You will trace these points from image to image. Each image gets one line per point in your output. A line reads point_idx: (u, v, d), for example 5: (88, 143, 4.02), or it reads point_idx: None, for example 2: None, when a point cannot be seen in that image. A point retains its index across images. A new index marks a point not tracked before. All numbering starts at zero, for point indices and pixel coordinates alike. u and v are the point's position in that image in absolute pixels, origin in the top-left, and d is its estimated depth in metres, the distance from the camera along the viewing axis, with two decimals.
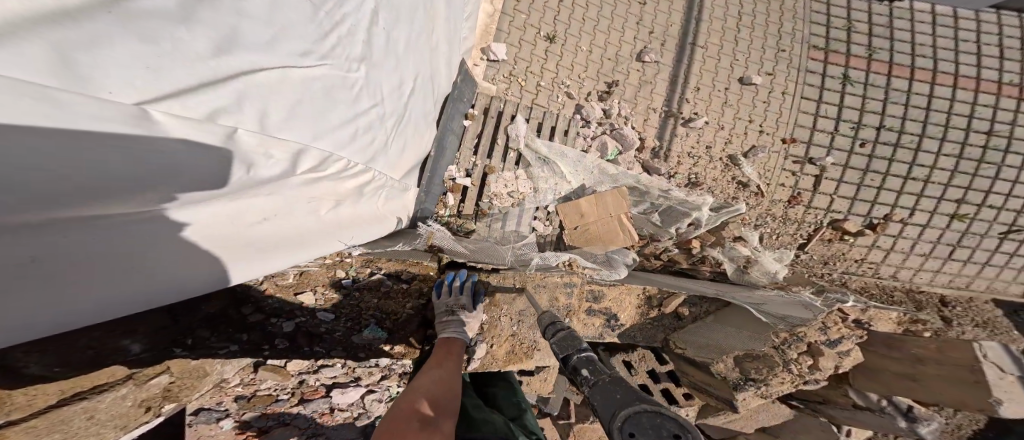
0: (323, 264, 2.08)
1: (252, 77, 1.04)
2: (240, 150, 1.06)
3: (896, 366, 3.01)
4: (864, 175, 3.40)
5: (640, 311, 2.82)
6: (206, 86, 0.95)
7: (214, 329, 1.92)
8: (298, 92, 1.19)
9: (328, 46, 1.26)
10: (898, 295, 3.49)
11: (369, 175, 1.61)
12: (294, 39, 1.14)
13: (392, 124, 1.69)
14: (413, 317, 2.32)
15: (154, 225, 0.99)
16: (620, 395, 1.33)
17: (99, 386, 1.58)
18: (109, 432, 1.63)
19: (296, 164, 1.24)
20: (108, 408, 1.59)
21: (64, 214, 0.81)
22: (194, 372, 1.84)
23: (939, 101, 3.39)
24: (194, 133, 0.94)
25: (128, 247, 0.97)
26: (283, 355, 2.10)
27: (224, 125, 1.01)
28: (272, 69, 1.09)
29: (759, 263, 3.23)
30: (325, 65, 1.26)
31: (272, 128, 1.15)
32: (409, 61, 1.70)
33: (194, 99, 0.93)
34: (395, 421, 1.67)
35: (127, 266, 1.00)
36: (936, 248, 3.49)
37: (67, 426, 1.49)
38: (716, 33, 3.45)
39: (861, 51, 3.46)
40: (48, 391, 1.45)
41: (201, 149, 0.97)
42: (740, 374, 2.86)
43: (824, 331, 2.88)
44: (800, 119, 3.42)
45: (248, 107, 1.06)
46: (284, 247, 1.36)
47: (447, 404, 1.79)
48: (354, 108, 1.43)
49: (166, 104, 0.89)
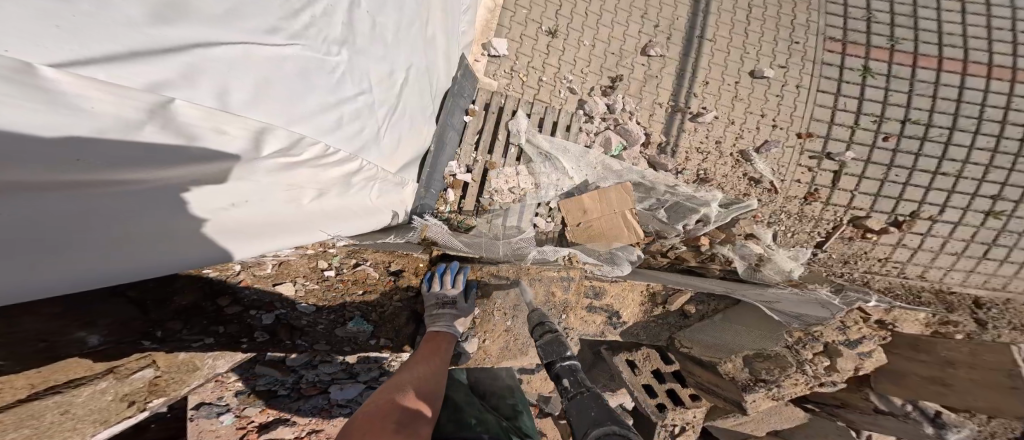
0: (304, 255, 2.01)
1: (207, 52, 0.92)
2: (178, 121, 0.94)
3: (924, 370, 2.85)
4: (889, 171, 3.26)
5: (643, 308, 2.76)
6: (145, 54, 0.83)
7: (186, 322, 1.91)
8: (268, 71, 1.08)
9: (302, 24, 1.15)
10: (927, 295, 3.32)
11: (357, 164, 1.55)
12: (261, 13, 1.03)
13: (382, 113, 1.65)
14: (402, 311, 2.31)
15: (152, 195, 1.07)
16: (594, 414, 1.38)
17: (76, 379, 1.77)
18: (86, 425, 1.87)
19: (258, 145, 1.14)
20: (84, 402, 1.81)
21: (57, 184, 0.88)
22: (181, 367, 2.00)
23: (972, 93, 3.23)
24: (108, 98, 0.81)
25: (123, 217, 1.06)
26: (261, 347, 2.10)
27: (160, 95, 0.87)
28: (231, 43, 0.97)
29: (772, 261, 3.16)
30: (299, 45, 1.15)
31: (236, 106, 1.02)
32: (398, 50, 1.67)
33: (127, 68, 0.80)
34: (371, 416, 1.64)
35: (122, 234, 1.09)
36: (969, 248, 3.32)
37: (38, 420, 1.72)
38: (726, 26, 3.35)
39: (883, 41, 3.31)
40: (17, 386, 1.64)
41: (125, 121, 0.86)
42: (750, 374, 2.77)
43: (842, 330, 2.85)
44: (816, 113, 3.30)
45: (202, 83, 0.93)
46: (248, 230, 1.38)
47: (429, 404, 1.77)
48: (338, 93, 1.34)
49: (90, 70, 0.76)
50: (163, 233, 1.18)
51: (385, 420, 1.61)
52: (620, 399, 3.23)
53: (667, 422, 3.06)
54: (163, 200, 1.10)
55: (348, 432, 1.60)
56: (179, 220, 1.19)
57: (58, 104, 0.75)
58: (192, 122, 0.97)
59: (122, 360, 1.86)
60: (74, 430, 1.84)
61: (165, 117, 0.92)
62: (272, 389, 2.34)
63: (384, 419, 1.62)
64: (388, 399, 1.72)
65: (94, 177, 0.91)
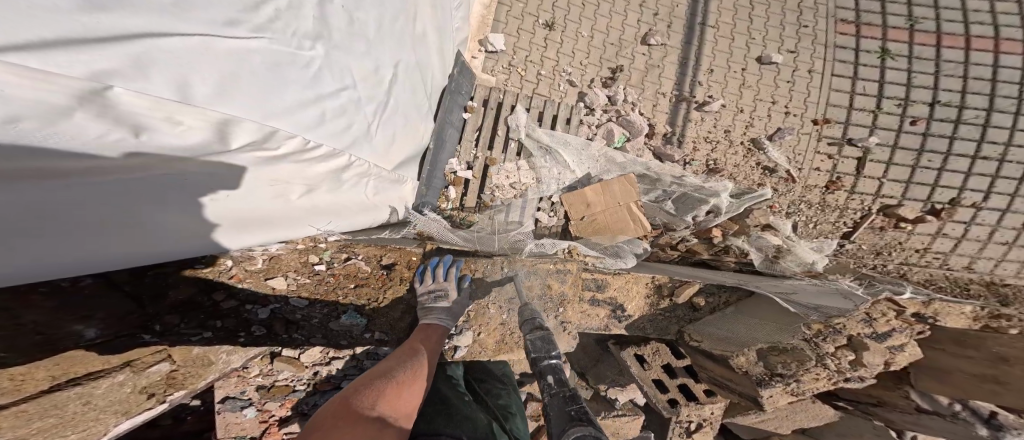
0: (295, 250, 2.06)
1: (158, 43, 0.93)
2: (119, 110, 0.93)
3: (972, 367, 2.59)
4: (920, 156, 3.11)
5: (650, 300, 2.72)
6: (83, 42, 0.81)
7: (183, 316, 2.01)
8: (233, 64, 1.11)
9: (267, 17, 1.18)
10: (976, 287, 3.14)
11: (344, 159, 1.61)
12: (219, 5, 1.05)
13: (372, 109, 1.71)
14: (396, 304, 2.35)
15: (152, 188, 1.17)
16: (573, 414, 1.41)
17: (95, 372, 1.86)
18: (108, 415, 1.96)
19: (225, 136, 1.18)
20: (104, 394, 1.90)
21: (66, 177, 0.97)
22: (196, 361, 2.09)
23: (1008, 71, 3.07)
24: (29, 83, 0.77)
25: (125, 207, 1.16)
26: (258, 342, 2.20)
27: (98, 83, 0.86)
28: (187, 35, 0.98)
29: (792, 252, 3.03)
30: (265, 38, 1.18)
31: (199, 100, 1.05)
32: (381, 46, 1.72)
33: (63, 56, 0.78)
34: (345, 402, 1.72)
35: (125, 222, 1.20)
36: (1020, 236, 3.12)
37: (61, 410, 1.82)
38: (728, 11, 3.28)
39: (901, 21, 3.17)
40: (37, 378, 1.73)
41: (49, 106, 0.83)
42: (765, 369, 2.59)
43: (867, 322, 2.71)
44: (832, 98, 3.18)
45: (157, 75, 0.95)
46: (238, 222, 1.48)
47: (408, 398, 1.81)
48: (315, 88, 1.39)
49: (19, 56, 0.73)
50: (153, 221, 1.26)
51: (361, 407, 1.69)
52: (631, 395, 3.08)
53: (683, 418, 2.98)
54: (163, 193, 1.21)
55: (324, 413, 1.69)
56: (161, 212, 1.25)
57: None
58: (139, 112, 0.97)
59: (138, 353, 1.95)
60: (96, 420, 1.94)
61: (103, 105, 0.90)
62: (289, 384, 2.37)
63: (359, 405, 1.70)
64: (368, 387, 1.79)
65: (54, 166, 0.93)
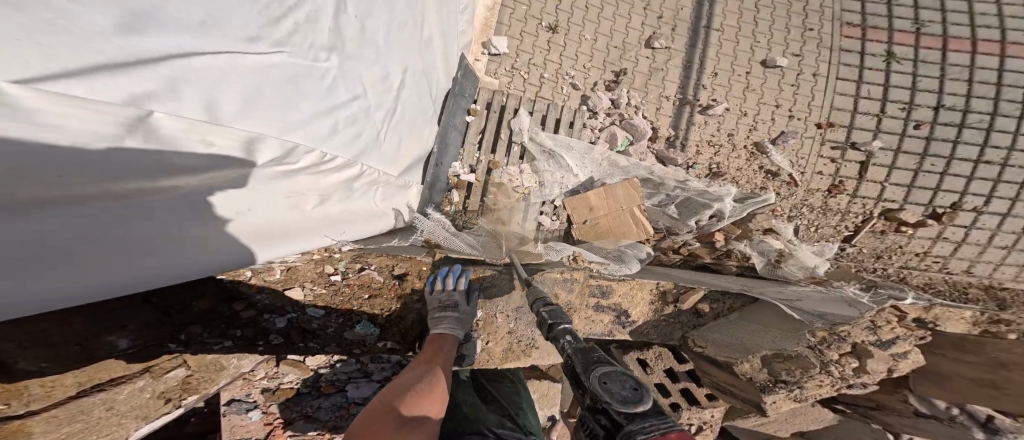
0: (311, 260, 2.10)
1: (189, 63, 0.97)
2: (161, 134, 0.98)
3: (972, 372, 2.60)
4: (922, 161, 3.11)
5: (653, 307, 2.65)
6: (122, 66, 0.86)
7: (206, 325, 2.01)
8: (255, 79, 1.14)
9: (286, 32, 1.20)
10: (975, 291, 3.05)
11: (357, 169, 1.61)
12: (243, 24, 1.08)
13: (381, 116, 1.71)
14: (408, 314, 2.30)
15: (173, 206, 1.16)
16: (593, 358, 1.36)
17: (117, 378, 1.82)
18: (130, 420, 1.90)
19: (252, 154, 1.20)
20: (126, 399, 1.86)
21: (88, 195, 0.96)
22: (210, 366, 2.02)
23: (1012, 75, 3.07)
24: (86, 112, 0.83)
25: (146, 228, 1.14)
26: (276, 351, 2.16)
27: (144, 109, 0.91)
28: (214, 54, 1.01)
29: (794, 256, 3.01)
30: (284, 52, 1.21)
31: (226, 119, 1.08)
32: (391, 53, 1.71)
33: (108, 81, 0.84)
34: (363, 421, 1.67)
35: (146, 245, 1.18)
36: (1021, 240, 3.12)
37: (87, 415, 1.78)
38: (733, 14, 3.28)
39: (906, 25, 3.17)
40: (66, 384, 1.71)
41: (104, 135, 0.90)
42: (769, 375, 2.60)
43: (873, 330, 2.60)
44: (837, 102, 3.18)
45: (187, 94, 0.98)
46: (257, 236, 1.46)
47: (428, 407, 1.74)
48: (330, 99, 1.40)
49: (65, 84, 0.78)
50: (174, 242, 1.24)
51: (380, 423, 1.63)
52: None
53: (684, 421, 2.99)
54: (182, 211, 1.19)
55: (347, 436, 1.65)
56: (182, 231, 1.23)
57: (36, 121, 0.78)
58: (178, 135, 1.01)
59: (156, 360, 1.90)
60: (119, 425, 1.88)
61: (147, 130, 0.96)
62: (293, 387, 2.36)
63: (379, 422, 1.63)
64: (384, 404, 1.72)
65: (52, 195, 0.91)
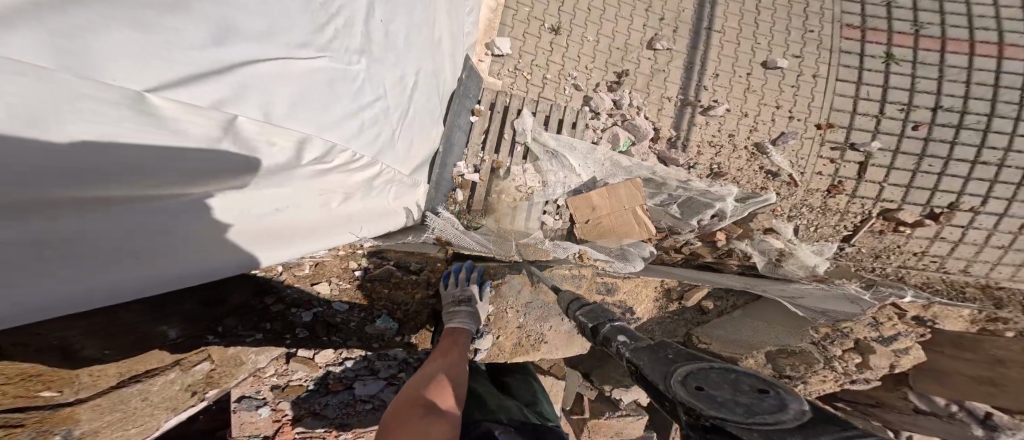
0: (336, 256, 2.09)
1: (253, 69, 1.04)
2: (241, 137, 1.08)
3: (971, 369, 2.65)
4: (920, 161, 3.16)
5: (658, 304, 2.70)
6: (208, 74, 0.94)
7: (240, 317, 2.03)
8: (301, 83, 1.20)
9: (326, 38, 1.27)
10: (971, 291, 3.18)
11: (376, 168, 1.65)
12: (292, 31, 1.15)
13: (398, 116, 1.75)
14: (423, 310, 2.37)
15: (186, 204, 1.09)
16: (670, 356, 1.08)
17: (152, 370, 1.82)
18: (161, 412, 1.93)
19: (301, 154, 1.27)
20: (159, 391, 1.87)
21: (100, 190, 0.90)
22: (230, 361, 2.06)
23: (1010, 76, 3.12)
24: (192, 117, 0.94)
25: (157, 226, 1.07)
26: (303, 344, 2.23)
27: (227, 113, 1.01)
28: (271, 59, 1.08)
29: (794, 255, 3.10)
30: (326, 57, 1.27)
31: (280, 120, 1.15)
32: (409, 55, 1.76)
33: (201, 88, 0.93)
34: (391, 417, 1.63)
35: (157, 245, 1.11)
36: (1017, 240, 3.17)
37: (125, 405, 1.78)
38: (734, 16, 3.32)
39: (905, 27, 3.22)
40: (109, 374, 1.69)
41: (208, 140, 1.01)
42: (774, 371, 2.69)
43: (874, 326, 2.67)
44: (836, 103, 3.22)
45: (251, 98, 1.05)
46: (283, 238, 1.44)
47: (449, 394, 1.71)
48: (359, 100, 1.45)
49: (176, 92, 0.89)
50: (187, 242, 1.17)
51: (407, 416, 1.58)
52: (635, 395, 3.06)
53: None
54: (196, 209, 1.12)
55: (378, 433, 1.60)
56: (196, 231, 1.17)
57: (160, 126, 0.91)
58: (251, 137, 1.10)
59: (186, 353, 1.92)
60: (151, 416, 1.90)
61: (233, 134, 1.06)
62: (302, 384, 2.39)
63: (407, 414, 1.60)
64: (407, 399, 1.70)
65: (63, 192, 0.85)
